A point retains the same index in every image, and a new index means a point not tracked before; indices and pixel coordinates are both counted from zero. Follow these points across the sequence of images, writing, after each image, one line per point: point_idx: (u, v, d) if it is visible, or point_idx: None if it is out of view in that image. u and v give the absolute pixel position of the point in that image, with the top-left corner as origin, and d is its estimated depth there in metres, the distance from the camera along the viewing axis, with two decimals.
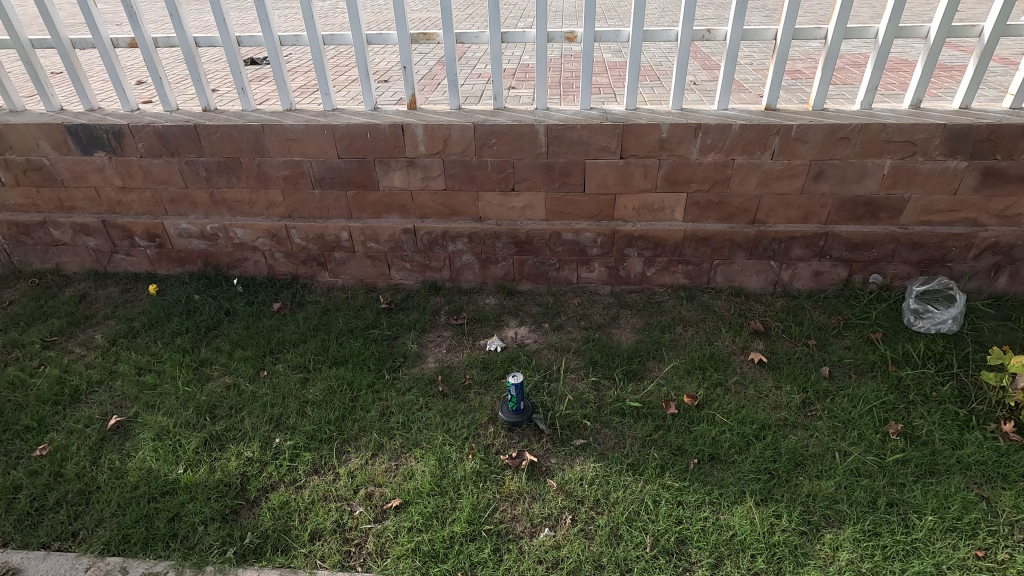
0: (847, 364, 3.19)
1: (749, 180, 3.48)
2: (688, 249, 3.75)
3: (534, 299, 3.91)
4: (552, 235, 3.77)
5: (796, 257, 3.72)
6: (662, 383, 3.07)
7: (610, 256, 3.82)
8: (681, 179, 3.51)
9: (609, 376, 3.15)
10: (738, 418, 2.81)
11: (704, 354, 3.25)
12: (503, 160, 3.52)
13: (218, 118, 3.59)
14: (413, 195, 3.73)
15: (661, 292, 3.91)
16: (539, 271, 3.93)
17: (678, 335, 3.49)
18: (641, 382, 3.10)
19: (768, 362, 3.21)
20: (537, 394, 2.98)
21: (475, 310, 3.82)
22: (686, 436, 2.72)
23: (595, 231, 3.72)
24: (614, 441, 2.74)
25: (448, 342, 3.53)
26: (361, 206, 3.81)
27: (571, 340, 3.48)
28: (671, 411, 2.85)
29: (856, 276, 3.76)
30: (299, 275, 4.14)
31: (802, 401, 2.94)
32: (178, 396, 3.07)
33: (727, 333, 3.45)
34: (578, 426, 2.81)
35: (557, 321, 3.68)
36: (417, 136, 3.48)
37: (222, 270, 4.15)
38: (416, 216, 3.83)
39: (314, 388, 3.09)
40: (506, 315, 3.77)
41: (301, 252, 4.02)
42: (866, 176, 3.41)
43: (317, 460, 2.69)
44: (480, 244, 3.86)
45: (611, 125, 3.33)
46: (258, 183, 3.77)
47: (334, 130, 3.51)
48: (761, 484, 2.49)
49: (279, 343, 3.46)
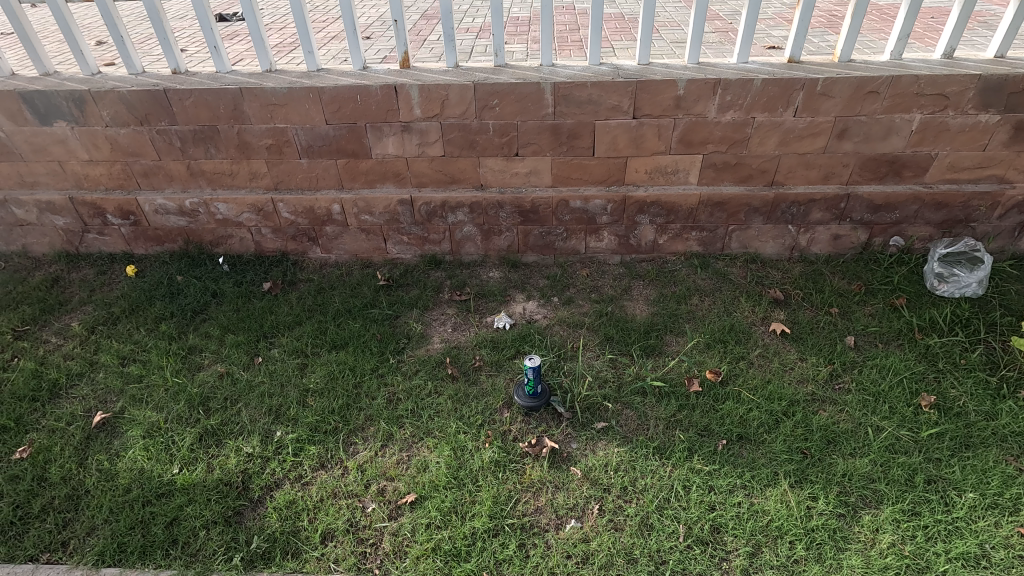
0: (872, 332, 3.07)
1: (769, 140, 3.26)
2: (702, 215, 3.55)
3: (540, 273, 3.72)
4: (559, 204, 3.54)
5: (816, 221, 3.54)
6: (683, 359, 2.93)
7: (621, 224, 3.60)
8: (697, 140, 3.28)
9: (626, 354, 3.00)
10: (765, 394, 2.69)
11: (724, 326, 3.12)
12: (506, 124, 3.26)
13: (190, 81, 3.26)
14: (409, 163, 3.47)
15: (674, 260, 3.72)
16: (545, 241, 3.72)
17: (694, 307, 3.34)
18: (658, 359, 2.96)
19: (790, 333, 3.08)
20: (553, 375, 2.82)
21: (479, 285, 3.62)
22: (713, 415, 2.60)
23: (605, 199, 3.50)
24: (637, 423, 2.61)
25: (453, 321, 3.34)
26: (353, 176, 3.55)
27: (584, 317, 3.30)
28: (694, 388, 2.72)
29: (876, 239, 3.60)
30: (289, 252, 3.86)
31: (830, 373, 2.83)
32: (168, 388, 2.86)
33: (746, 302, 3.31)
34: (599, 410, 2.65)
35: (566, 295, 3.50)
36: (412, 97, 3.20)
37: (205, 248, 3.87)
38: (413, 187, 3.58)
39: (314, 374, 2.91)
40: (512, 290, 3.59)
41: (290, 227, 3.74)
42: (892, 133, 3.21)
43: (322, 454, 2.52)
44: (482, 214, 3.62)
45: (623, 83, 3.07)
46: (239, 153, 3.48)
47: (320, 93, 3.22)
48: (794, 464, 2.39)
49: (273, 327, 3.25)
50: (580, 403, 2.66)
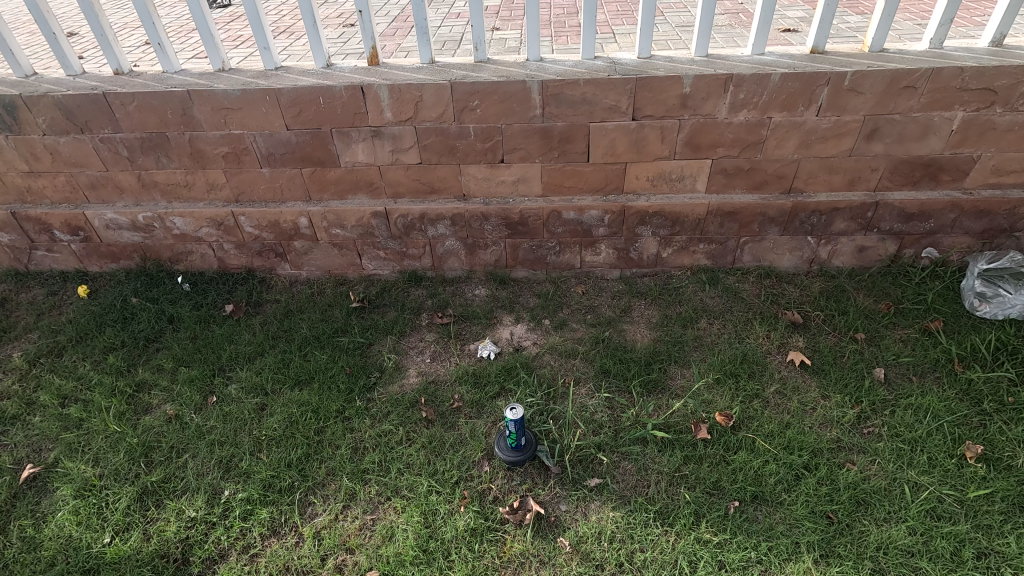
0: (904, 363, 2.71)
1: (788, 142, 2.86)
2: (711, 226, 3.17)
3: (530, 291, 3.37)
4: (551, 216, 3.17)
5: (839, 232, 3.15)
6: (688, 398, 2.58)
7: (619, 236, 3.23)
8: (706, 144, 2.89)
9: (623, 390, 2.66)
10: (783, 443, 2.35)
11: (735, 357, 2.76)
12: (488, 128, 2.88)
13: (133, 83, 2.90)
14: (382, 172, 3.11)
15: (679, 275, 3.35)
16: (535, 255, 3.35)
17: (702, 331, 2.98)
18: (661, 397, 2.62)
19: (811, 364, 2.72)
20: (541, 420, 2.48)
21: (462, 306, 3.28)
22: (723, 470, 2.26)
23: (602, 209, 3.12)
24: (636, 478, 2.27)
25: (432, 349, 3.00)
26: (321, 187, 3.20)
27: (577, 344, 2.95)
28: (702, 436, 2.37)
29: (906, 251, 3.21)
30: (255, 268, 3.53)
31: (857, 416, 2.47)
32: (108, 435, 2.55)
33: (760, 326, 2.94)
34: (592, 463, 2.32)
35: (559, 317, 3.15)
36: (381, 99, 2.83)
37: (164, 265, 3.53)
38: (388, 197, 3.23)
39: (272, 418, 2.59)
40: (499, 312, 3.24)
41: (254, 242, 3.40)
42: (930, 132, 2.80)
43: (275, 518, 2.22)
44: (466, 227, 3.26)
45: (621, 80, 2.68)
46: (193, 162, 3.12)
47: (278, 95, 2.85)
48: (819, 534, 2.05)
49: (232, 358, 2.93)
50: (570, 454, 2.32)
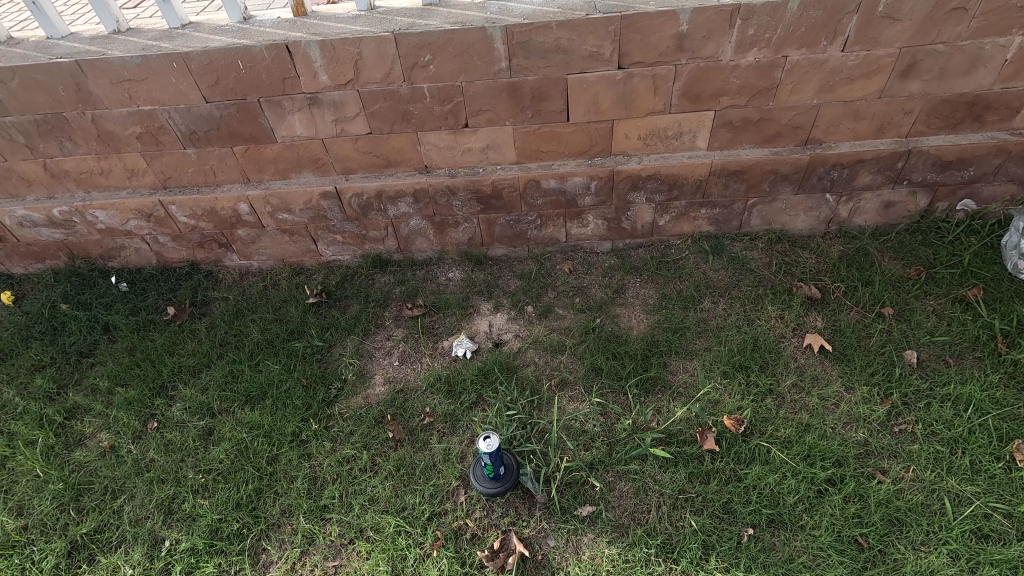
0: (938, 343, 2.36)
1: (805, 85, 2.38)
2: (714, 188, 2.73)
3: (510, 272, 2.98)
4: (529, 186, 2.73)
5: (863, 187, 2.72)
6: (693, 399, 2.25)
7: (609, 205, 2.80)
8: (707, 93, 2.41)
9: (617, 392, 2.33)
10: (803, 452, 2.03)
11: (744, 345, 2.41)
12: (445, 87, 2.40)
13: (10, 55, 2.39)
14: (328, 145, 2.65)
15: (678, 245, 2.94)
16: (514, 231, 2.94)
17: (706, 312, 2.61)
18: (660, 399, 2.29)
19: (831, 349, 2.37)
20: (523, 437, 2.17)
21: (434, 294, 2.90)
22: (734, 489, 1.97)
23: (587, 176, 2.68)
24: (634, 503, 1.98)
25: (400, 349, 2.65)
26: (260, 166, 2.74)
27: (565, 336, 2.60)
28: (708, 447, 2.07)
29: (939, 204, 2.79)
30: (199, 261, 3.12)
31: (887, 412, 2.14)
32: (34, 477, 2.24)
33: (773, 304, 2.58)
34: (583, 488, 2.02)
35: (543, 303, 2.78)
36: (313, 59, 2.33)
37: (96, 263, 3.12)
38: (339, 174, 2.78)
39: (219, 447, 2.28)
40: (476, 299, 2.87)
41: (192, 232, 2.97)
42: (978, 64, 2.32)
43: (224, 572, 1.95)
44: (431, 204, 2.83)
45: (602, 19, 2.17)
46: (104, 146, 2.65)
47: (187, 61, 2.34)
48: (848, 566, 1.77)
49: (174, 374, 2.59)
50: (558, 480, 2.01)
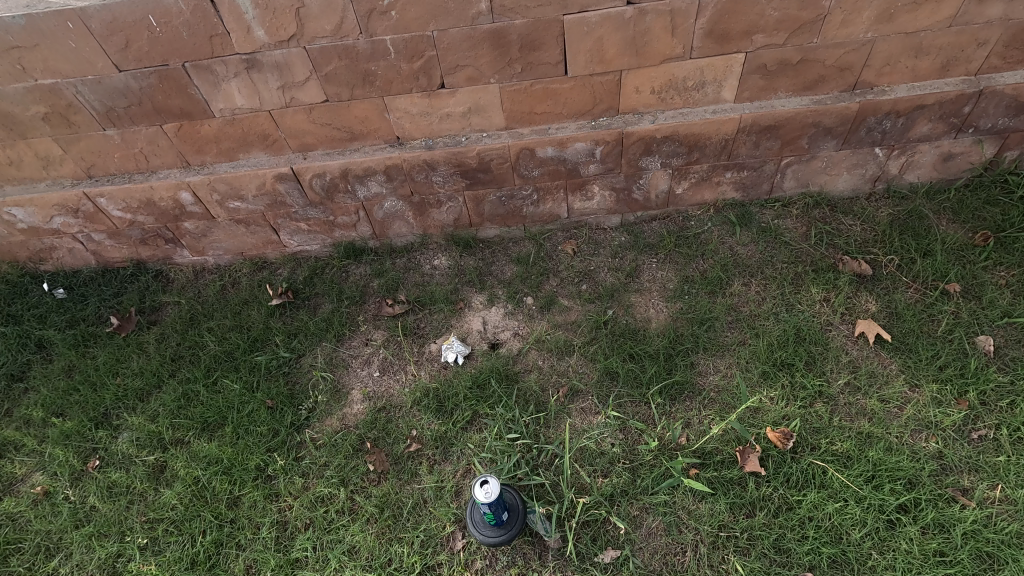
0: (1017, 326, 1.98)
1: (859, 14, 1.94)
2: (743, 147, 2.29)
3: (504, 256, 2.57)
4: (522, 156, 2.29)
5: (919, 139, 2.28)
6: (728, 410, 1.90)
7: (617, 174, 2.37)
8: (736, 30, 1.96)
9: (638, 401, 1.97)
10: (867, 473, 1.69)
11: (784, 337, 2.04)
12: (413, 39, 1.96)
13: None
14: (277, 118, 2.20)
15: (698, 215, 2.52)
16: (507, 208, 2.51)
17: (737, 299, 2.22)
18: (689, 409, 1.93)
19: (890, 340, 2.00)
20: (530, 467, 1.83)
21: (418, 286, 2.52)
22: (786, 523, 1.64)
23: (591, 140, 2.24)
24: (664, 543, 1.67)
25: (381, 357, 2.28)
26: (199, 147, 2.29)
27: (571, 334, 2.22)
28: (750, 470, 1.73)
29: (1008, 154, 2.35)
30: (144, 259, 2.69)
31: (964, 417, 1.79)
32: None
33: (815, 285, 2.18)
34: (603, 528, 1.70)
35: (544, 293, 2.39)
36: (244, 11, 1.87)
37: (25, 267, 2.69)
38: (295, 152, 2.33)
39: (171, 489, 1.94)
40: (466, 291, 2.48)
41: (131, 228, 2.53)
42: None
43: None
44: (408, 182, 2.39)
45: None
46: (7, 130, 2.19)
47: (86, 19, 1.88)
48: None
49: (119, 398, 2.23)
50: (574, 523, 1.69)
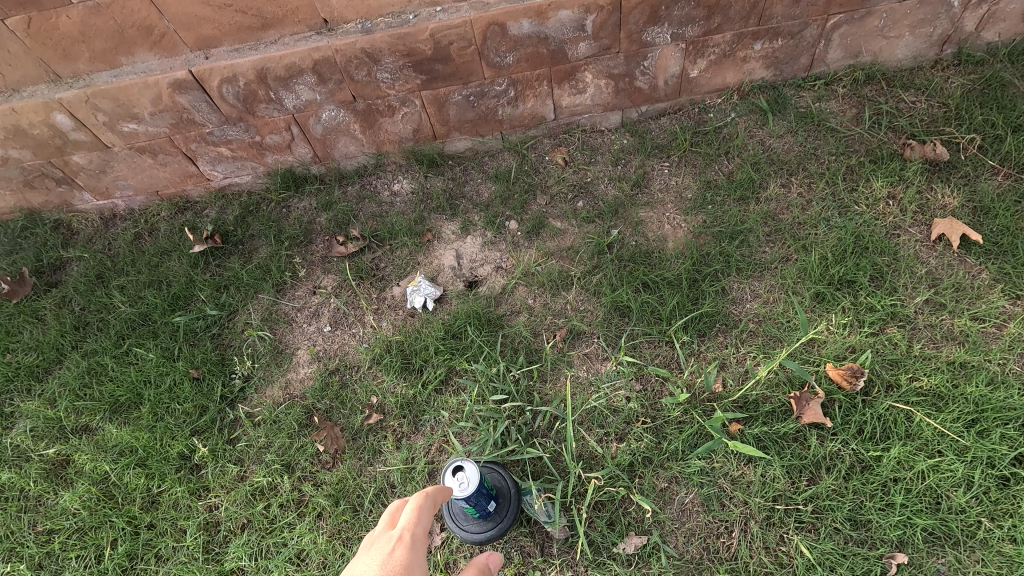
0: None
1: None
2: (778, 4, 1.75)
3: (479, 174, 2.07)
4: (491, 35, 1.74)
5: None
6: (768, 345, 1.50)
7: (615, 53, 1.84)
8: None
9: (656, 341, 1.55)
10: (965, 416, 1.29)
11: (841, 248, 1.59)
12: None
13: None
14: (157, 0, 1.63)
15: (719, 104, 2.00)
16: (479, 111, 1.99)
17: (774, 205, 1.74)
18: (722, 347, 1.52)
19: (981, 242, 1.54)
20: (524, 436, 1.46)
21: (374, 218, 2.03)
22: (863, 488, 1.25)
23: (579, 6, 1.70)
24: (698, 523, 1.29)
25: (331, 308, 1.84)
26: (65, 52, 1.74)
27: (567, 263, 1.76)
28: (809, 420, 1.32)
29: None
30: (38, 207, 2.19)
31: None
32: None
33: (877, 179, 1.70)
34: (622, 509, 1.32)
35: (531, 215, 1.91)
36: None
37: None
38: (194, 51, 1.78)
39: (73, 489, 1.54)
40: (434, 220, 1.99)
41: (9, 167, 2.02)
42: None
43: None
44: (347, 82, 1.85)
45: None
46: None
47: None
48: None
49: (13, 379, 1.80)
50: (586, 511, 1.31)
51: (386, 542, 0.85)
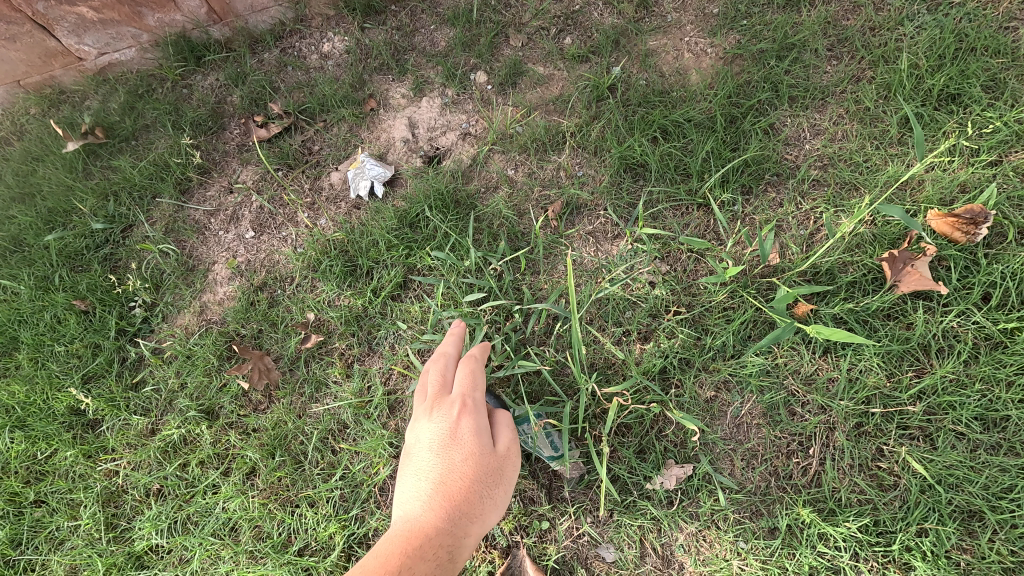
0: None
1: None
2: None
3: (431, 18, 1.47)
4: None
5: None
6: (836, 193, 1.10)
7: None
8: None
9: (684, 205, 1.16)
10: None
11: (939, 53, 1.12)
12: None
13: None
14: None
15: None
16: None
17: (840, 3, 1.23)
18: (777, 205, 1.12)
19: None
20: (517, 347, 1.10)
21: (298, 86, 1.48)
22: (997, 375, 0.90)
23: None
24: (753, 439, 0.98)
25: (253, 209, 1.38)
26: None
27: (556, 118, 1.29)
28: (902, 290, 0.95)
29: None
30: None
31: None
32: None
33: None
34: (654, 433, 1.01)
35: (506, 57, 1.38)
36: None
37: None
38: None
39: None
40: (377, 83, 1.45)
41: None
42: None
43: None
44: None
45: None
46: None
47: None
48: None
49: None
50: (606, 442, 0.96)
51: (449, 406, 0.85)
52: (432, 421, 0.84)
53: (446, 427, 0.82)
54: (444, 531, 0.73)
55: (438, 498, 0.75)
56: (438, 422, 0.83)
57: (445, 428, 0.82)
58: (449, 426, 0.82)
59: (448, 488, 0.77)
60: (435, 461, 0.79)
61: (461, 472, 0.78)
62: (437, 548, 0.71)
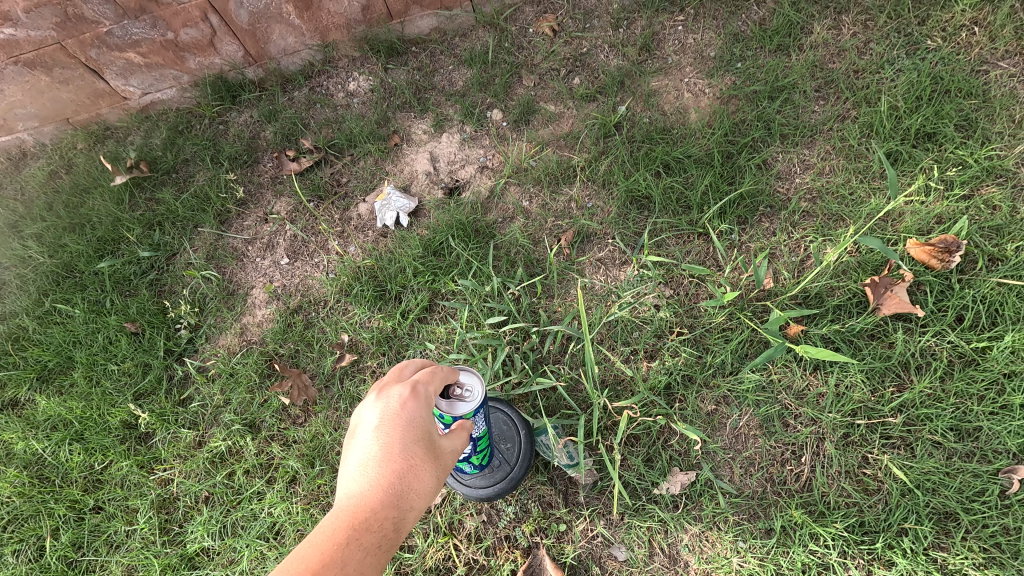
0: None
1: None
2: None
3: (450, 61, 1.60)
4: None
5: None
6: (824, 223, 1.21)
7: None
8: None
9: (685, 234, 1.26)
10: None
11: (916, 95, 1.23)
12: None
13: None
14: None
15: None
16: None
17: (826, 48, 1.35)
18: (770, 235, 1.23)
19: None
20: (533, 364, 1.21)
21: (328, 122, 1.61)
22: (969, 390, 1.00)
23: None
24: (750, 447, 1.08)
25: (287, 237, 1.50)
26: None
27: (567, 153, 1.41)
28: (883, 313, 1.06)
29: None
30: None
31: None
32: None
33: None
34: (660, 442, 1.11)
35: (520, 96, 1.50)
36: None
37: None
38: None
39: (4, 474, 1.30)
40: (401, 120, 1.58)
41: None
42: None
43: None
44: None
45: None
46: None
47: None
48: None
49: None
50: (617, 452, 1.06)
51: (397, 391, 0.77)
52: (378, 403, 0.75)
53: (395, 406, 0.74)
54: (389, 510, 0.63)
55: (381, 472, 0.66)
56: (385, 402, 0.75)
57: (393, 408, 0.74)
58: (395, 406, 0.74)
59: (393, 466, 0.67)
60: (382, 436, 0.70)
61: (410, 448, 0.69)
62: (379, 525, 0.61)
